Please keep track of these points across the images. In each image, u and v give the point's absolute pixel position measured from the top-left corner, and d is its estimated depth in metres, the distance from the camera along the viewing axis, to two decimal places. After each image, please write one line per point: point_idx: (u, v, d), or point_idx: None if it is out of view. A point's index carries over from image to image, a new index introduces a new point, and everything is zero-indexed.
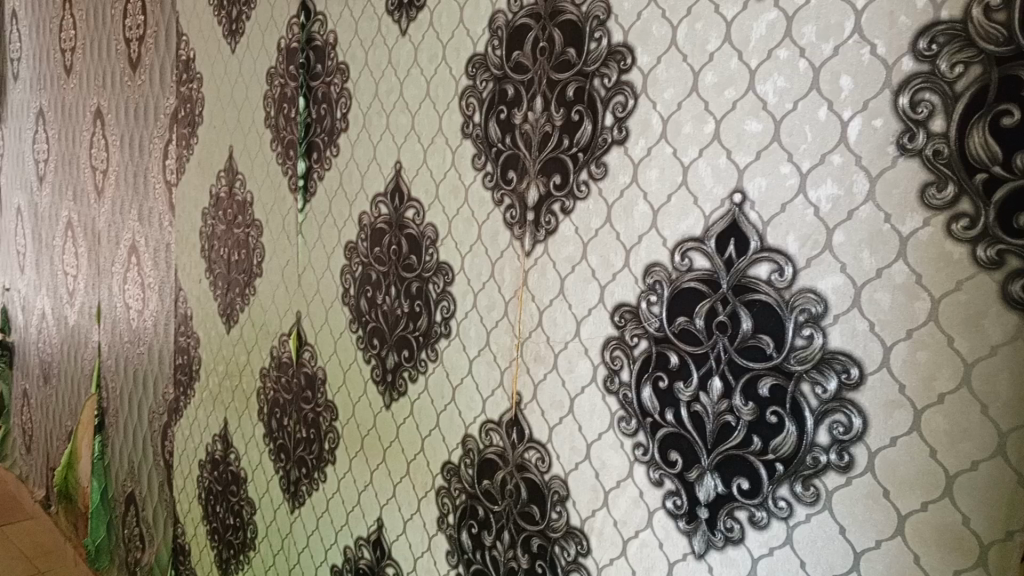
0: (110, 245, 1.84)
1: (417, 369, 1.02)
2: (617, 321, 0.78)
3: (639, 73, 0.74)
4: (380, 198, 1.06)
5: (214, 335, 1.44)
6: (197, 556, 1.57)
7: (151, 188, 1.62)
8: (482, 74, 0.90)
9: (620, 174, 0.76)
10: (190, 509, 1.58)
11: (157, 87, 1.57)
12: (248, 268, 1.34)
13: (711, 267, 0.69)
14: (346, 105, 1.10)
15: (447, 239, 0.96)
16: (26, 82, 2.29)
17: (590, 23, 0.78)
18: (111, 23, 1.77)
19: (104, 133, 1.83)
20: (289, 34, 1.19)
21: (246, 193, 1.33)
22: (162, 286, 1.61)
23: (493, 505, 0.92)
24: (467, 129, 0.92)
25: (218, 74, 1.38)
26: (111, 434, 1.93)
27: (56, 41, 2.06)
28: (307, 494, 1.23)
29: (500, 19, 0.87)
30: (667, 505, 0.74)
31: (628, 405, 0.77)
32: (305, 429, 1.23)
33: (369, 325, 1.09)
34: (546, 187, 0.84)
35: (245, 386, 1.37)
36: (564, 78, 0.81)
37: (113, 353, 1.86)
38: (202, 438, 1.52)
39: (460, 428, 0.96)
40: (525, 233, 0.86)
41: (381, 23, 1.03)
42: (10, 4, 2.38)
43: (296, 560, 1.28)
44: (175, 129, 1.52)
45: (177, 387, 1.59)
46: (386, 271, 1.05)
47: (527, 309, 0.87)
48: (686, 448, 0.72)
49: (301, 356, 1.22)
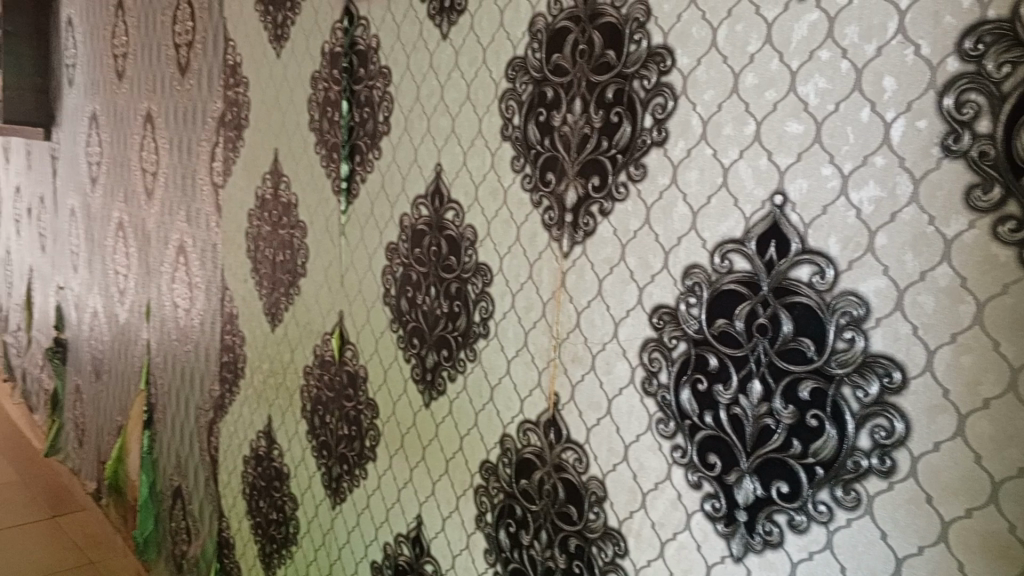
0: (159, 245, 1.89)
1: (456, 369, 1.03)
2: (655, 322, 0.78)
3: (679, 75, 0.74)
4: (421, 200, 1.07)
5: (260, 333, 1.47)
6: (241, 550, 1.60)
7: (199, 190, 1.67)
8: (522, 77, 0.91)
9: (659, 175, 0.76)
10: (235, 504, 1.61)
11: (205, 91, 1.61)
12: (292, 268, 1.37)
13: (751, 269, 0.69)
14: (388, 108, 1.12)
15: (486, 240, 0.97)
16: (80, 87, 2.36)
17: (630, 25, 0.78)
18: (161, 29, 1.82)
19: (154, 136, 1.88)
20: (332, 39, 1.21)
21: (291, 195, 1.35)
22: (209, 286, 1.65)
23: (530, 505, 0.93)
24: (506, 131, 0.93)
25: (264, 78, 1.41)
26: (159, 429, 1.98)
27: (109, 47, 2.13)
28: (348, 490, 1.25)
29: (541, 23, 0.88)
30: (705, 508, 0.74)
31: (666, 407, 0.77)
32: (346, 427, 1.25)
33: (409, 325, 1.11)
34: (584, 189, 0.84)
35: (289, 383, 1.40)
36: (603, 81, 0.81)
37: (162, 350, 1.91)
38: (246, 435, 1.55)
39: (499, 427, 0.97)
40: (564, 234, 0.87)
41: (423, 27, 1.05)
42: (67, 12, 2.46)
43: (337, 556, 1.30)
44: (222, 133, 1.55)
45: (223, 384, 1.62)
46: (426, 271, 1.07)
47: (565, 310, 0.88)
48: (725, 451, 0.72)
49: (343, 355, 1.24)
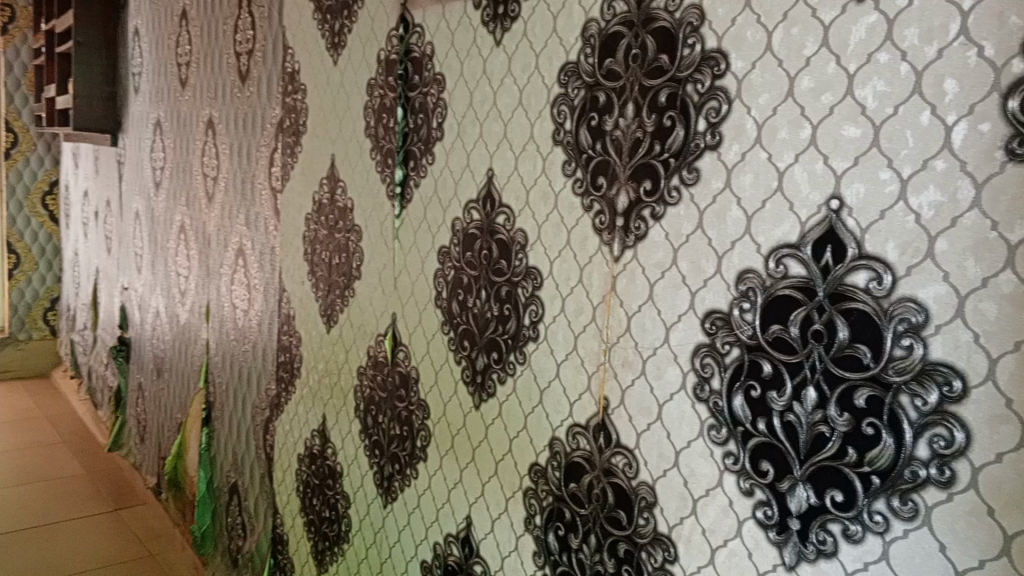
0: (219, 248, 1.95)
1: (505, 371, 1.04)
2: (708, 328, 0.77)
3: (733, 78, 0.74)
4: (473, 205, 1.08)
5: (316, 334, 1.50)
6: (295, 546, 1.64)
7: (258, 194, 1.71)
8: (574, 82, 0.91)
9: (712, 180, 0.76)
10: (289, 501, 1.65)
11: (265, 98, 1.66)
12: (348, 271, 1.39)
13: (807, 275, 0.68)
14: (442, 114, 1.13)
15: (536, 244, 0.98)
16: (145, 94, 2.45)
17: (683, 29, 0.78)
18: (223, 38, 1.87)
19: (215, 142, 1.94)
20: (388, 46, 1.24)
21: (347, 199, 1.38)
22: (266, 287, 1.69)
23: (579, 509, 0.93)
24: (558, 136, 0.94)
25: (321, 85, 1.44)
26: (217, 426, 2.03)
27: (173, 56, 2.20)
28: (399, 490, 1.27)
29: (594, 28, 0.88)
30: (757, 515, 0.74)
31: (718, 413, 0.76)
32: (399, 427, 1.27)
33: (460, 327, 1.12)
34: (636, 193, 0.84)
35: (343, 384, 1.42)
36: (656, 85, 0.81)
37: (221, 350, 1.97)
38: (301, 433, 1.59)
39: (548, 430, 0.97)
40: (615, 239, 0.87)
41: (476, 34, 1.06)
42: (133, 22, 2.56)
43: (388, 555, 1.32)
44: (281, 138, 1.60)
45: (279, 383, 1.66)
46: (477, 275, 1.08)
47: (615, 314, 0.88)
48: (779, 458, 0.71)
49: (396, 356, 1.26)
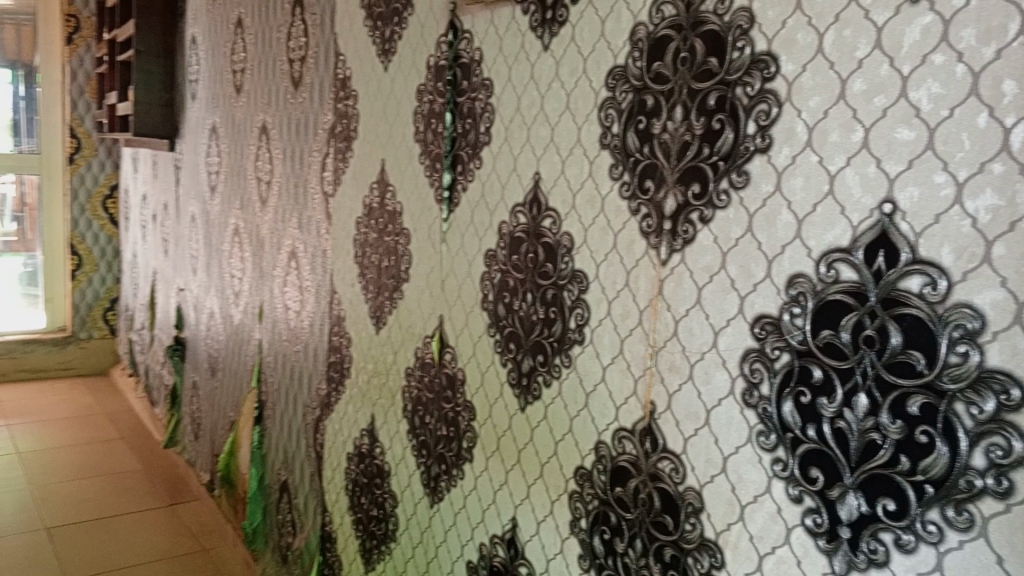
0: (273, 250, 1.99)
1: (551, 375, 1.04)
2: (757, 333, 0.77)
3: (784, 81, 0.73)
4: (519, 208, 1.09)
5: (365, 336, 1.53)
6: (344, 545, 1.66)
7: (310, 199, 1.75)
8: (621, 86, 0.92)
9: (762, 183, 0.76)
10: (338, 499, 1.68)
11: (318, 104, 1.69)
12: (397, 273, 1.41)
13: (859, 280, 0.67)
14: (490, 119, 1.15)
15: (583, 248, 0.98)
16: (202, 100, 2.52)
17: (732, 32, 0.78)
18: (277, 45, 1.91)
19: (269, 146, 1.98)
20: (437, 53, 1.26)
21: (396, 203, 1.40)
22: (318, 289, 1.73)
23: (625, 513, 0.93)
24: (605, 139, 0.94)
25: (372, 90, 1.46)
26: (268, 425, 2.08)
27: (228, 63, 2.26)
28: (445, 490, 1.29)
29: (641, 32, 0.89)
30: (806, 522, 0.73)
31: (767, 419, 0.76)
32: (445, 428, 1.28)
33: (506, 330, 1.13)
34: (684, 196, 0.84)
35: (391, 384, 1.45)
36: (705, 87, 0.81)
37: (273, 350, 2.01)
38: (350, 432, 1.61)
39: (593, 434, 0.97)
40: (662, 242, 0.87)
41: (525, 39, 1.07)
42: (192, 31, 2.63)
43: (434, 554, 1.33)
44: (333, 144, 1.63)
45: (329, 383, 1.70)
46: (523, 278, 1.08)
47: (662, 318, 0.87)
48: (829, 465, 0.70)
49: (443, 357, 1.28)
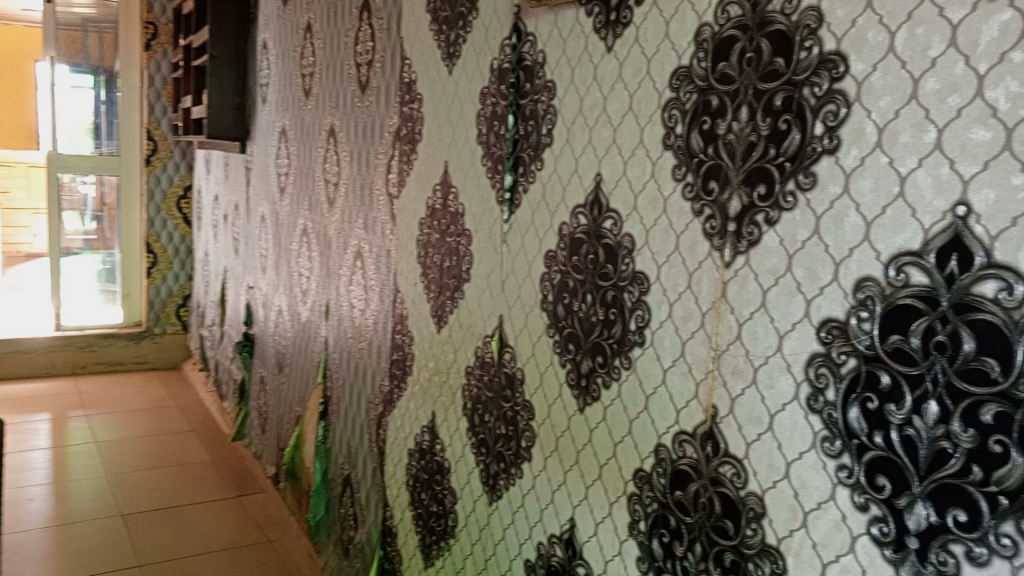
0: (340, 250, 2.03)
1: (610, 376, 1.04)
2: (823, 337, 0.75)
3: (853, 81, 0.72)
4: (580, 209, 1.09)
5: (427, 334, 1.56)
6: (404, 539, 1.69)
7: (375, 200, 1.79)
8: (685, 86, 0.91)
9: (830, 184, 0.74)
10: (399, 494, 1.71)
11: (384, 107, 1.73)
12: (458, 273, 1.43)
13: (930, 284, 0.65)
14: (552, 121, 1.15)
15: (644, 249, 0.98)
16: (272, 103, 2.59)
17: (801, 32, 0.77)
18: (345, 49, 1.96)
19: (336, 149, 2.03)
20: (501, 55, 1.27)
21: (458, 205, 1.42)
22: (382, 288, 1.76)
23: (684, 517, 0.92)
24: (669, 140, 0.94)
25: (437, 93, 1.49)
26: (333, 420, 2.13)
27: (298, 67, 2.33)
28: (504, 488, 1.30)
29: (707, 32, 0.88)
30: (872, 531, 0.71)
31: (832, 424, 0.75)
32: (504, 426, 1.29)
33: (565, 331, 1.13)
34: (749, 198, 0.83)
35: (452, 382, 1.47)
36: (772, 88, 0.80)
37: (339, 347, 2.06)
38: (412, 429, 1.64)
39: (653, 437, 0.97)
40: (726, 244, 0.86)
41: (588, 41, 1.07)
42: (263, 36, 2.71)
43: (492, 552, 1.34)
44: (398, 146, 1.66)
45: (392, 379, 1.73)
46: (584, 279, 1.09)
47: (725, 321, 0.87)
48: (896, 473, 0.69)
49: (502, 357, 1.29)
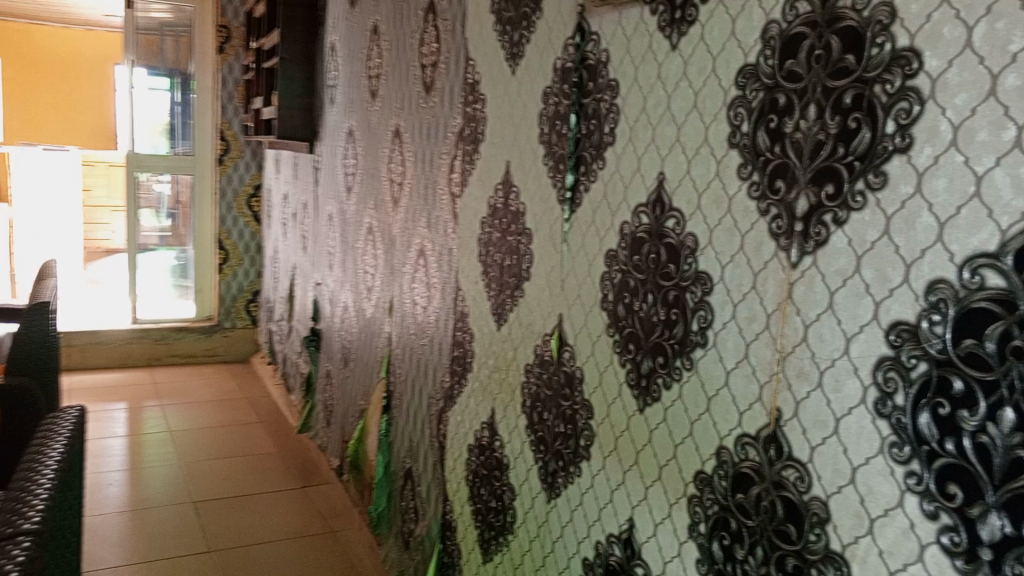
0: (403, 248, 2.07)
1: (671, 377, 1.03)
2: (893, 340, 0.74)
3: (927, 78, 0.70)
4: (642, 209, 1.09)
5: (487, 331, 1.57)
6: (463, 534, 1.71)
7: (439, 199, 1.81)
8: (752, 84, 0.90)
9: (901, 184, 0.73)
10: (459, 489, 1.73)
11: (448, 108, 1.75)
12: (518, 271, 1.44)
13: (1007, 286, 0.63)
14: (614, 120, 1.15)
15: (707, 248, 0.97)
16: (340, 104, 2.65)
17: (872, 28, 0.75)
18: (411, 51, 1.99)
19: (401, 149, 2.06)
20: (564, 55, 1.27)
21: (519, 204, 1.43)
22: (444, 286, 1.79)
23: (746, 520, 0.91)
24: (734, 139, 0.93)
25: (500, 93, 1.50)
26: (395, 414, 2.17)
27: (365, 69, 2.37)
28: (563, 486, 1.30)
29: (774, 29, 0.87)
30: (942, 541, 0.69)
31: (901, 430, 0.73)
32: (564, 425, 1.29)
33: (626, 330, 1.13)
34: (817, 197, 0.81)
35: (511, 379, 1.48)
36: (841, 85, 0.78)
37: (401, 342, 2.09)
38: (472, 425, 1.66)
39: (714, 439, 0.96)
40: (793, 244, 0.85)
41: (653, 39, 1.07)
42: (331, 38, 2.77)
43: (551, 549, 1.35)
44: (461, 146, 1.68)
45: (453, 376, 1.75)
46: (645, 278, 1.08)
47: (791, 323, 0.85)
48: (968, 482, 0.67)
49: (562, 355, 1.29)
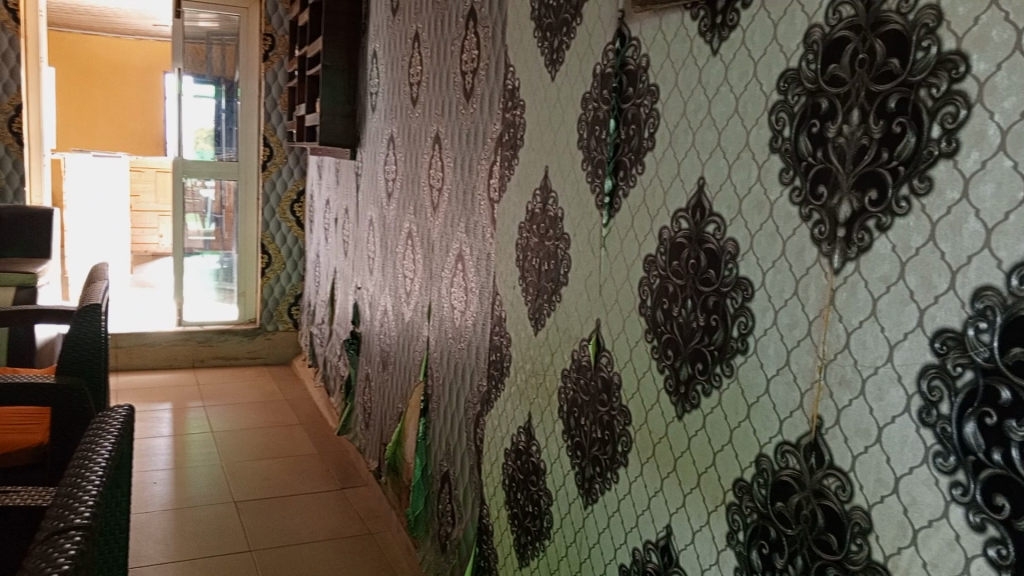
0: (442, 252, 2.09)
1: (711, 383, 1.03)
2: (937, 348, 0.72)
3: (974, 81, 0.69)
4: (682, 214, 1.09)
5: (525, 335, 1.58)
6: (500, 538, 1.72)
7: (477, 204, 1.83)
8: (794, 89, 0.89)
9: (947, 189, 0.72)
10: (496, 493, 1.74)
11: (487, 113, 1.77)
12: (556, 276, 1.45)
13: None
14: (654, 125, 1.15)
15: (748, 253, 0.97)
16: (381, 110, 2.68)
17: (918, 31, 0.74)
18: (451, 58, 2.01)
19: (441, 155, 2.08)
20: (604, 60, 1.28)
21: (558, 209, 1.44)
22: (482, 290, 1.80)
23: (786, 529, 0.90)
24: (776, 143, 0.92)
25: (539, 99, 1.51)
26: (433, 417, 2.19)
27: (406, 76, 2.40)
28: (600, 492, 1.30)
29: (817, 33, 0.86)
30: (988, 553, 0.68)
31: (946, 439, 0.71)
32: (601, 430, 1.29)
33: (664, 336, 1.12)
34: (860, 203, 0.80)
35: (548, 384, 1.48)
36: (885, 90, 0.77)
37: (440, 346, 2.11)
38: (508, 429, 1.67)
39: (754, 446, 0.95)
40: (835, 250, 0.84)
41: (693, 44, 1.06)
42: (373, 46, 2.81)
43: (587, 555, 1.34)
44: (500, 152, 1.69)
45: (490, 380, 1.76)
46: (684, 284, 1.08)
47: (833, 330, 0.84)
48: (1016, 493, 0.66)
49: (599, 360, 1.29)
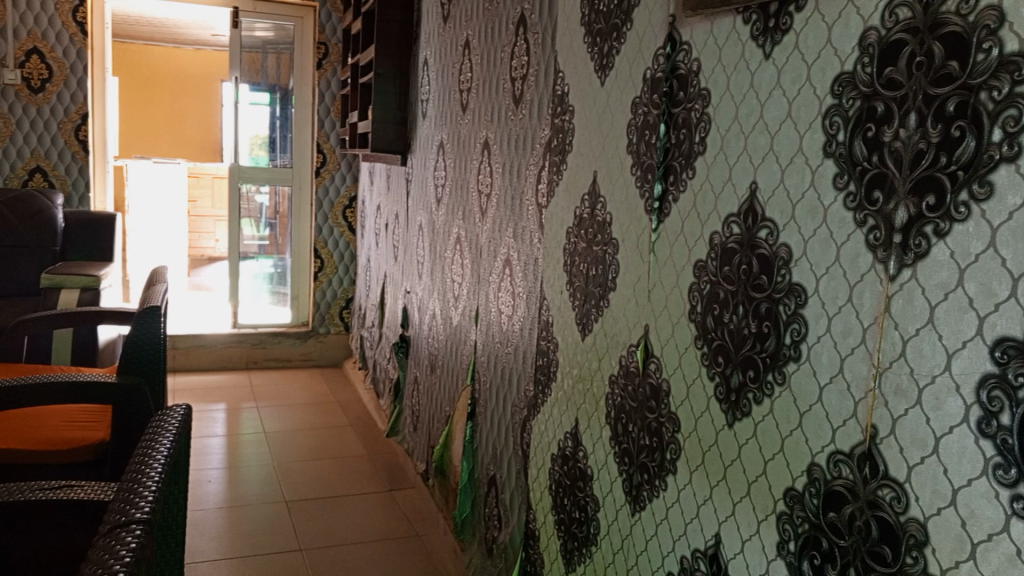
0: (490, 257, 2.10)
1: (762, 391, 1.02)
2: (998, 357, 0.71)
3: None
4: (733, 219, 1.08)
5: (572, 341, 1.58)
6: (546, 543, 1.72)
7: (525, 210, 1.84)
8: (849, 92, 0.88)
9: (1009, 194, 0.70)
10: (542, 498, 1.74)
11: (536, 119, 1.78)
12: (604, 282, 1.45)
13: None
14: (705, 129, 1.14)
15: (801, 259, 0.95)
16: (432, 116, 2.72)
17: (979, 33, 0.72)
18: (501, 64, 2.03)
19: (489, 160, 2.10)
20: (654, 65, 1.27)
21: (606, 214, 1.44)
22: (530, 296, 1.81)
23: (839, 540, 0.89)
24: (830, 148, 0.91)
25: (588, 105, 1.51)
26: (480, 421, 2.20)
27: (456, 83, 2.43)
28: (648, 500, 1.29)
29: (873, 36, 0.85)
30: None
31: (1007, 451, 0.70)
32: (649, 437, 1.29)
33: (714, 342, 1.11)
34: (917, 208, 0.79)
35: (596, 389, 1.48)
36: (944, 93, 0.76)
37: (487, 350, 2.12)
38: (555, 434, 1.67)
39: (806, 455, 0.94)
40: (891, 256, 0.82)
41: (745, 48, 1.06)
42: (424, 53, 2.85)
43: (634, 561, 1.34)
44: (548, 157, 1.70)
45: (537, 384, 1.77)
46: (735, 290, 1.07)
47: (888, 337, 0.83)
48: None
49: (648, 366, 1.29)
